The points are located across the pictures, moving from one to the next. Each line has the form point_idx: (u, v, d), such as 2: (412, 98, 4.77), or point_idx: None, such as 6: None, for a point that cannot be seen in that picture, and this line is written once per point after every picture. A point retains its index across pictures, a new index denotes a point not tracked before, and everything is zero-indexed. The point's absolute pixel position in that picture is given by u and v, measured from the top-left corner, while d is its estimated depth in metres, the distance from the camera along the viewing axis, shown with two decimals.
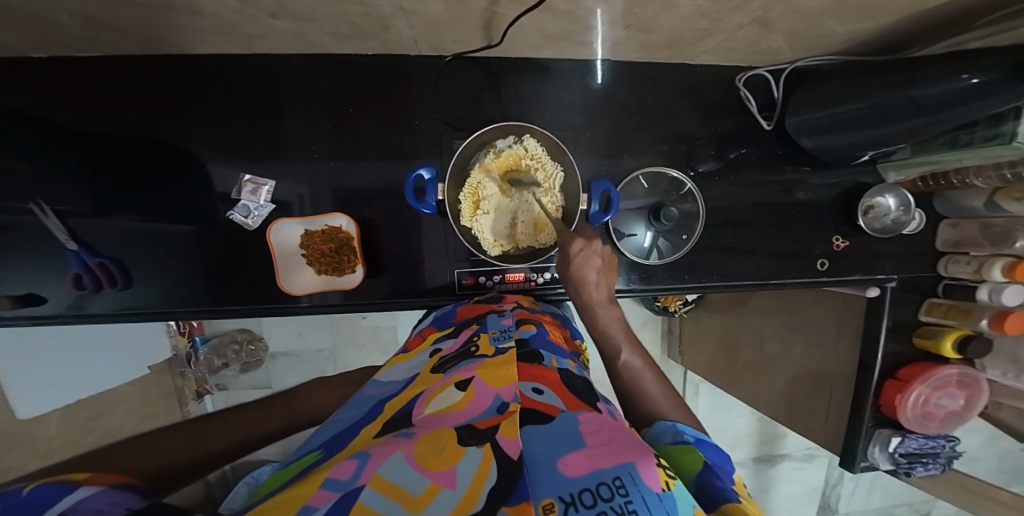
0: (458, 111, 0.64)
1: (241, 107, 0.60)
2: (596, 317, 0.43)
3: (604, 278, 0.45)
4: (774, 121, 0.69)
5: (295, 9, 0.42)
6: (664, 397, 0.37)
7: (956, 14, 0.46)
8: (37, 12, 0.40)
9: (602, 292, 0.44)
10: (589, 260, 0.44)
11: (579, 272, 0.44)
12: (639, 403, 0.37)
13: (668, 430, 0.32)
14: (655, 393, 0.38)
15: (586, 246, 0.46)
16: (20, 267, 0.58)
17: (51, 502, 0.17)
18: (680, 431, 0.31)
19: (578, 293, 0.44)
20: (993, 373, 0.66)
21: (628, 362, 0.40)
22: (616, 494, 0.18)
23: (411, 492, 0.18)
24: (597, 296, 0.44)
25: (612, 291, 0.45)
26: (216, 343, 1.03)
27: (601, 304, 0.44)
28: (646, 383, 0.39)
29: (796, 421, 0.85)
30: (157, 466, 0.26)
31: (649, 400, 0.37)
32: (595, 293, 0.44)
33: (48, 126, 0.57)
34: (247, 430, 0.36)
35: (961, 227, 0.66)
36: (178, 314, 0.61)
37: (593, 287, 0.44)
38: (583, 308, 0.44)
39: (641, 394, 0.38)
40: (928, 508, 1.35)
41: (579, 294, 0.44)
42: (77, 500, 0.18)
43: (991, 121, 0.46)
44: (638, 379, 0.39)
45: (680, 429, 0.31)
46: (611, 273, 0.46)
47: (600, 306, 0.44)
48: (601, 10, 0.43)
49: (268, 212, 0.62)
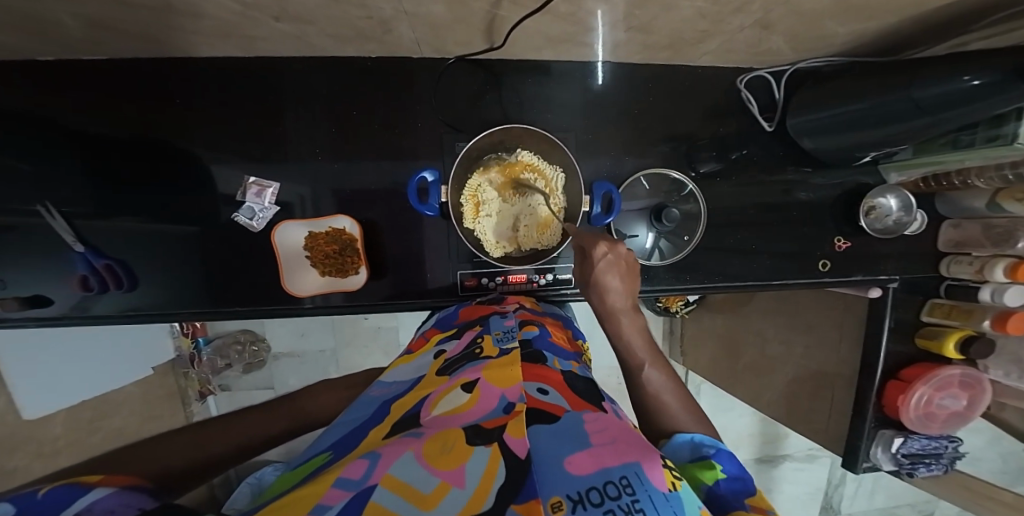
0: (459, 113, 0.64)
1: (244, 109, 0.60)
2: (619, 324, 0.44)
3: (628, 284, 0.45)
4: (775, 122, 0.69)
5: (296, 11, 0.42)
6: (683, 410, 0.36)
7: (957, 14, 0.46)
8: (41, 15, 0.40)
9: (625, 299, 0.45)
10: (613, 266, 0.45)
11: (604, 278, 0.45)
12: (653, 411, 0.36)
13: (684, 445, 0.31)
14: (673, 403, 0.37)
15: (610, 251, 0.46)
16: (26, 268, 0.58)
17: (66, 503, 0.17)
18: (699, 444, 0.31)
19: (602, 299, 0.45)
20: (996, 373, 0.65)
21: (649, 371, 0.39)
22: (623, 493, 0.18)
23: (421, 491, 0.18)
24: (620, 303, 0.45)
25: (635, 298, 0.45)
26: (219, 344, 1.03)
27: (624, 311, 0.44)
28: (666, 393, 0.38)
29: (798, 422, 0.85)
30: (166, 467, 0.27)
31: (667, 412, 0.36)
32: (618, 299, 0.44)
33: (54, 129, 0.58)
34: (252, 431, 0.36)
35: (963, 228, 0.66)
36: (182, 315, 0.61)
37: (615, 293, 0.45)
38: (605, 314, 0.45)
39: (657, 403, 0.37)
40: (931, 508, 1.35)
41: (602, 300, 0.45)
42: (92, 501, 0.18)
43: (993, 122, 0.47)
44: (657, 389, 0.38)
45: (698, 442, 0.31)
46: (634, 279, 0.46)
47: (623, 313, 0.44)
48: (601, 11, 0.43)
49: (272, 214, 0.62)
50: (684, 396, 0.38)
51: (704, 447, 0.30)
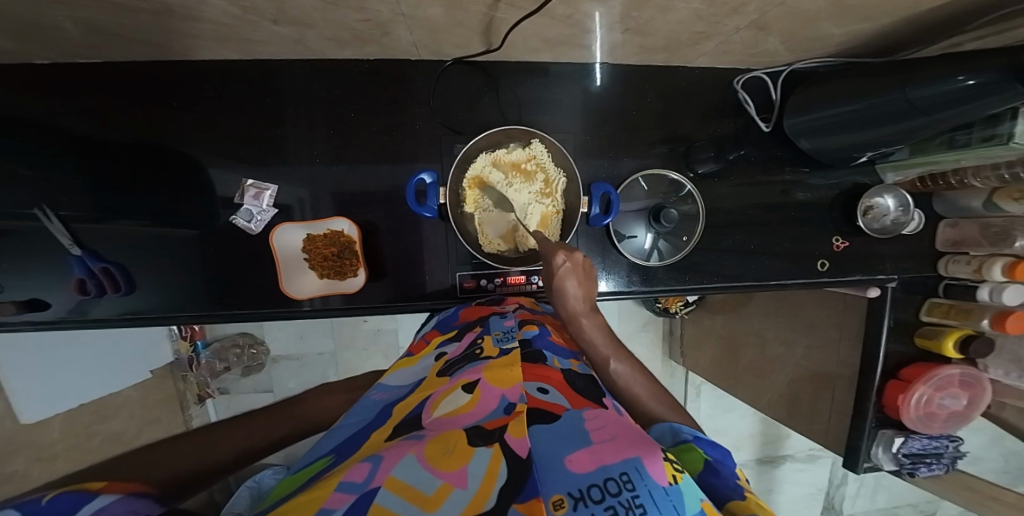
0: (458, 116, 0.64)
1: (242, 112, 0.61)
2: (581, 327, 0.40)
3: (588, 287, 0.42)
4: (772, 122, 0.69)
5: (295, 15, 0.42)
6: (655, 400, 0.36)
7: (952, 15, 0.46)
8: (41, 20, 0.41)
9: (585, 303, 0.41)
10: (573, 271, 0.41)
11: (562, 283, 0.41)
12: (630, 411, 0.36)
13: (665, 432, 0.32)
14: (646, 397, 0.37)
15: (571, 258, 0.42)
16: (23, 272, 0.58)
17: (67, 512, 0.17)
18: (678, 430, 0.31)
19: (562, 303, 0.42)
20: (996, 372, 0.65)
21: (616, 366, 0.38)
22: (623, 489, 0.18)
23: (424, 492, 0.18)
24: (580, 306, 0.41)
25: (594, 299, 0.42)
26: (217, 347, 1.03)
27: (585, 314, 0.41)
28: (636, 388, 0.37)
29: (800, 422, 0.85)
30: (168, 473, 0.26)
31: (641, 405, 0.36)
32: (578, 304, 0.41)
33: (52, 132, 0.58)
34: (252, 434, 0.36)
35: (961, 227, 0.66)
36: (179, 319, 0.61)
37: (575, 297, 0.41)
38: (567, 319, 0.42)
39: (632, 401, 0.36)
40: (933, 508, 1.34)
41: (562, 304, 0.42)
42: (97, 508, 0.18)
43: (989, 122, 0.47)
44: (627, 383, 0.37)
45: (676, 427, 0.31)
46: (592, 282, 0.43)
47: (584, 315, 0.41)
48: (599, 14, 0.43)
49: (270, 217, 0.62)
50: (653, 383, 0.38)
51: (683, 433, 0.30)
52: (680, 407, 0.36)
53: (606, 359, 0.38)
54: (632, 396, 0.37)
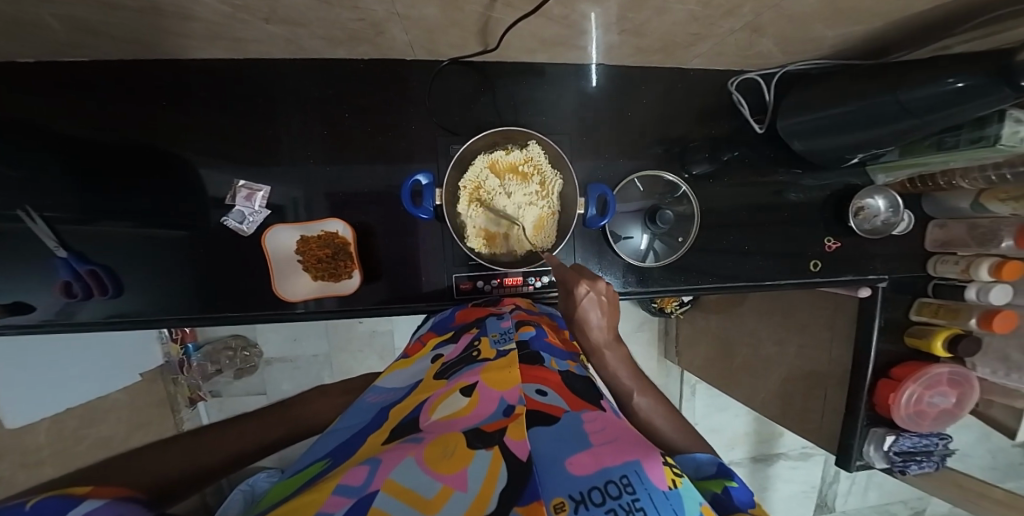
0: (454, 116, 0.64)
1: (233, 111, 0.60)
2: (603, 359, 0.39)
3: (611, 318, 0.41)
4: (765, 124, 0.70)
5: (286, 13, 0.42)
6: (676, 432, 0.35)
7: (941, 18, 0.47)
8: (25, 18, 0.40)
9: (607, 333, 0.40)
10: (596, 303, 0.40)
11: (585, 314, 0.40)
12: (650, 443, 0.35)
13: (687, 463, 0.31)
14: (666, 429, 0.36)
15: (592, 289, 0.41)
16: (7, 275, 0.57)
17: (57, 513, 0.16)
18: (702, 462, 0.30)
19: (584, 334, 0.41)
20: (984, 371, 0.67)
21: (638, 400, 0.37)
22: (623, 492, 0.18)
23: (424, 496, 0.17)
24: (602, 337, 0.40)
25: (617, 329, 0.40)
26: (208, 350, 1.02)
27: (607, 345, 0.40)
28: (659, 420, 0.36)
29: (793, 420, 0.86)
30: (156, 478, 0.26)
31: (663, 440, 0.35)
32: (601, 335, 0.40)
33: (36, 133, 0.56)
34: (242, 440, 0.35)
35: (949, 228, 0.67)
36: (168, 322, 0.60)
37: (597, 328, 0.40)
38: (589, 351, 0.41)
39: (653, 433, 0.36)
40: (923, 506, 1.36)
41: (584, 336, 0.41)
42: (88, 510, 0.17)
43: (977, 124, 0.48)
44: (649, 416, 0.36)
45: (701, 460, 0.30)
46: (617, 312, 0.41)
47: (607, 347, 0.39)
48: (595, 14, 0.43)
49: (263, 217, 0.61)
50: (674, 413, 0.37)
51: (707, 465, 0.30)
52: (698, 434, 0.36)
53: (628, 391, 0.38)
54: (656, 431, 0.36)
